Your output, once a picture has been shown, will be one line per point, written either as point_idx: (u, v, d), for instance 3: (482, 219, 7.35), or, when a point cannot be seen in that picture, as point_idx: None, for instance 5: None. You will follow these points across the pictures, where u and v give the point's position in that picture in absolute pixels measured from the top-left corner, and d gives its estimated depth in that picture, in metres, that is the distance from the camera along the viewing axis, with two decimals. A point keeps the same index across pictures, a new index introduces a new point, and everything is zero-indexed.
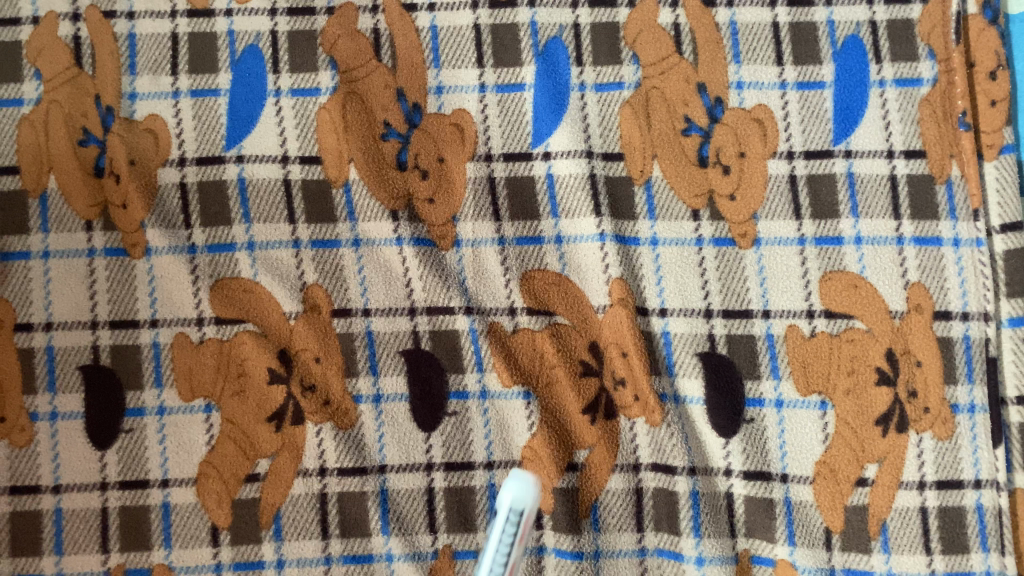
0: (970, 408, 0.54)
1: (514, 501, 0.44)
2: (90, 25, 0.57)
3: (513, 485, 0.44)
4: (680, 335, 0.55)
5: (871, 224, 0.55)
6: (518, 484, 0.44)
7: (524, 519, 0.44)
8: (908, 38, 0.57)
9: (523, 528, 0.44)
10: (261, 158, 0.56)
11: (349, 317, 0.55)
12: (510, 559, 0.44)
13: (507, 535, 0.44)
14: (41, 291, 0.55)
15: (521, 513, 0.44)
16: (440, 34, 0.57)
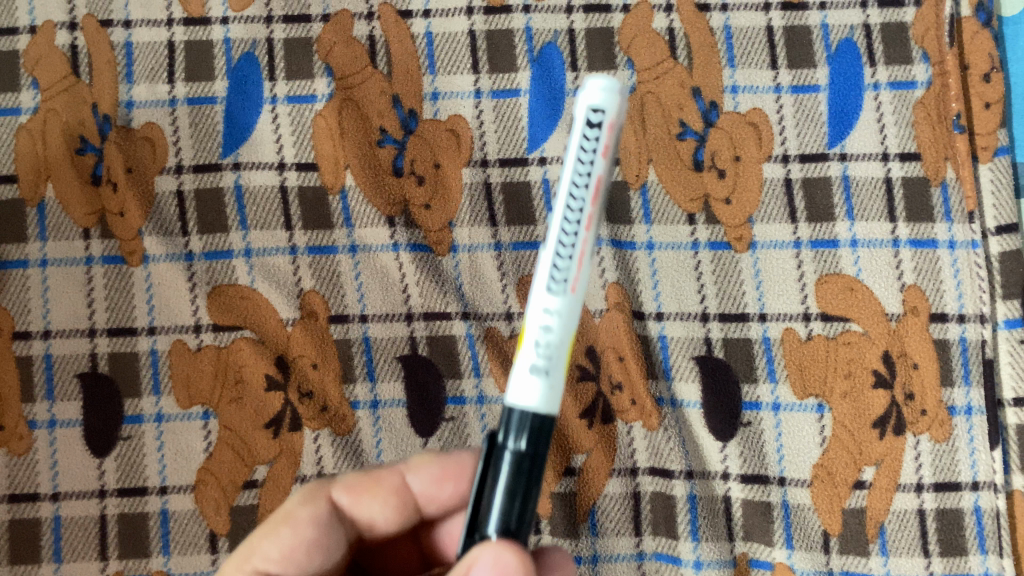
0: (967, 410, 0.54)
1: (591, 105, 0.34)
2: (87, 34, 0.58)
3: (600, 79, 0.34)
4: (677, 339, 0.55)
5: (866, 227, 0.55)
6: (598, 78, 0.34)
7: (608, 127, 0.34)
8: (902, 40, 0.57)
9: (607, 139, 0.34)
10: (258, 165, 0.56)
11: (346, 323, 0.55)
12: (594, 172, 0.34)
13: (572, 140, 0.34)
14: (39, 299, 0.55)
15: (604, 117, 0.34)
16: (435, 40, 0.58)
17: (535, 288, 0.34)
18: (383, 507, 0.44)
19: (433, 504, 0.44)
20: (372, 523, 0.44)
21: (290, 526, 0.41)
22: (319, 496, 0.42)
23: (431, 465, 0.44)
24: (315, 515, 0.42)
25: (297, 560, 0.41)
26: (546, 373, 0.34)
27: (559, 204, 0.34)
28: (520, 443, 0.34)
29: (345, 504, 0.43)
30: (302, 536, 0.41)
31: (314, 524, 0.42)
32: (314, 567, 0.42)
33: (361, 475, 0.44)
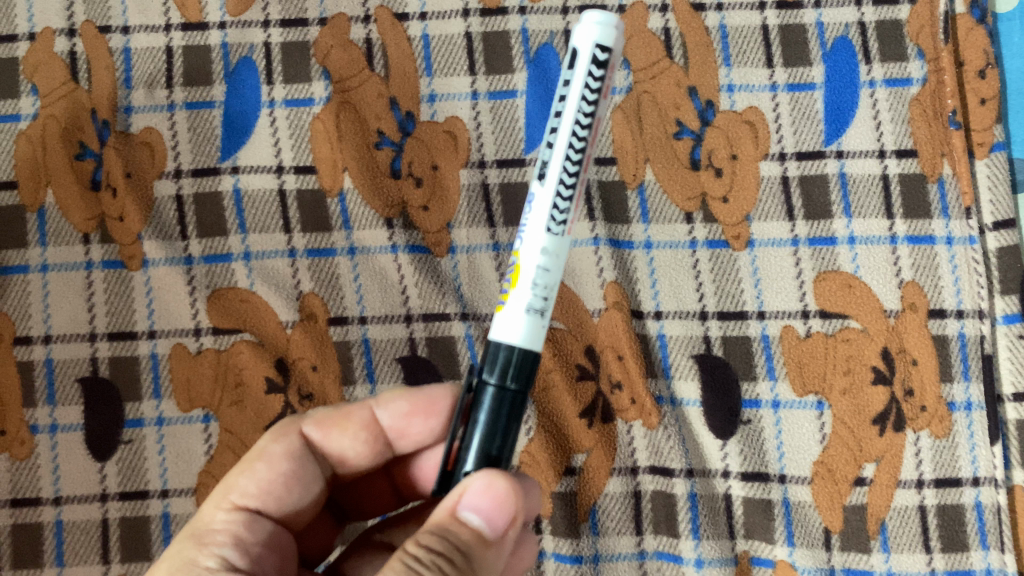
0: (967, 406, 0.54)
1: (596, 42, 0.38)
2: (85, 41, 0.58)
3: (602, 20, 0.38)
4: (675, 338, 0.56)
5: (864, 224, 0.55)
6: (598, 26, 0.38)
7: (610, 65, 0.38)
8: (897, 38, 0.57)
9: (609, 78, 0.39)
10: (257, 169, 0.57)
11: (345, 325, 0.56)
12: (592, 115, 0.39)
13: (564, 85, 0.39)
14: (40, 304, 0.56)
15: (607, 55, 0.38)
16: (432, 42, 0.58)
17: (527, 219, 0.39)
18: (353, 443, 0.46)
19: (403, 438, 0.46)
20: (345, 459, 0.46)
21: (265, 461, 0.43)
22: (291, 428, 0.44)
23: (399, 401, 0.45)
24: (289, 449, 0.44)
25: (275, 493, 0.43)
26: (540, 308, 0.38)
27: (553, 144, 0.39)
28: (502, 373, 0.38)
29: (316, 439, 0.45)
30: (278, 470, 0.43)
31: (290, 457, 0.44)
32: (293, 499, 0.44)
33: (332, 409, 0.45)
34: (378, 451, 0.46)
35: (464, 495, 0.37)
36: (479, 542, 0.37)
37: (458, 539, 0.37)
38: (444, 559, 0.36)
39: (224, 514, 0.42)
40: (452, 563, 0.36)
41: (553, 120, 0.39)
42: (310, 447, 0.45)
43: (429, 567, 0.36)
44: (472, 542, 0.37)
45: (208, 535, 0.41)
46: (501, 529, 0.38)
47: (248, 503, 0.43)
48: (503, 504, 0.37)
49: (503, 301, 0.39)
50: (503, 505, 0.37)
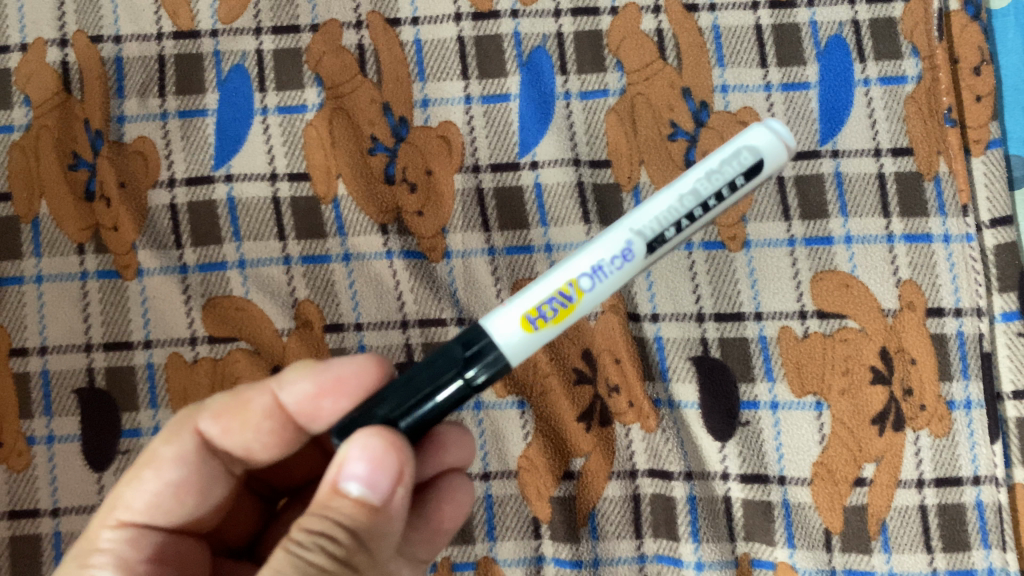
0: (966, 404, 0.54)
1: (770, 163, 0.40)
2: (77, 50, 0.58)
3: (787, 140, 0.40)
4: (673, 340, 0.55)
5: (860, 223, 0.55)
6: (777, 141, 0.40)
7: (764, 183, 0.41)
8: (891, 36, 0.57)
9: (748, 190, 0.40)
10: (250, 176, 0.56)
11: (341, 332, 0.55)
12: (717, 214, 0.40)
13: (741, 176, 0.39)
14: (35, 315, 0.56)
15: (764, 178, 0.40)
16: (424, 47, 0.58)
17: (610, 271, 0.39)
18: (257, 435, 0.45)
19: (314, 420, 0.45)
20: (251, 452, 0.45)
21: (153, 468, 0.43)
22: (184, 429, 0.43)
23: (303, 381, 0.44)
24: (180, 453, 0.43)
25: (164, 506, 0.43)
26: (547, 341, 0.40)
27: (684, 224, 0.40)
28: (480, 377, 0.38)
29: (215, 434, 0.44)
30: (166, 480, 0.43)
31: (179, 464, 0.43)
32: (186, 508, 0.44)
33: (230, 399, 0.44)
34: (288, 438, 0.45)
35: (343, 468, 0.37)
36: (365, 511, 0.37)
37: (340, 515, 0.37)
38: (326, 538, 0.37)
39: (109, 534, 0.42)
40: (335, 542, 0.37)
41: (704, 200, 0.39)
42: (207, 443, 0.44)
43: (314, 550, 0.36)
44: (356, 514, 0.37)
45: (91, 555, 0.41)
46: (386, 492, 0.37)
47: (133, 519, 0.42)
48: (381, 466, 0.36)
49: (534, 323, 0.38)
50: (382, 468, 0.36)
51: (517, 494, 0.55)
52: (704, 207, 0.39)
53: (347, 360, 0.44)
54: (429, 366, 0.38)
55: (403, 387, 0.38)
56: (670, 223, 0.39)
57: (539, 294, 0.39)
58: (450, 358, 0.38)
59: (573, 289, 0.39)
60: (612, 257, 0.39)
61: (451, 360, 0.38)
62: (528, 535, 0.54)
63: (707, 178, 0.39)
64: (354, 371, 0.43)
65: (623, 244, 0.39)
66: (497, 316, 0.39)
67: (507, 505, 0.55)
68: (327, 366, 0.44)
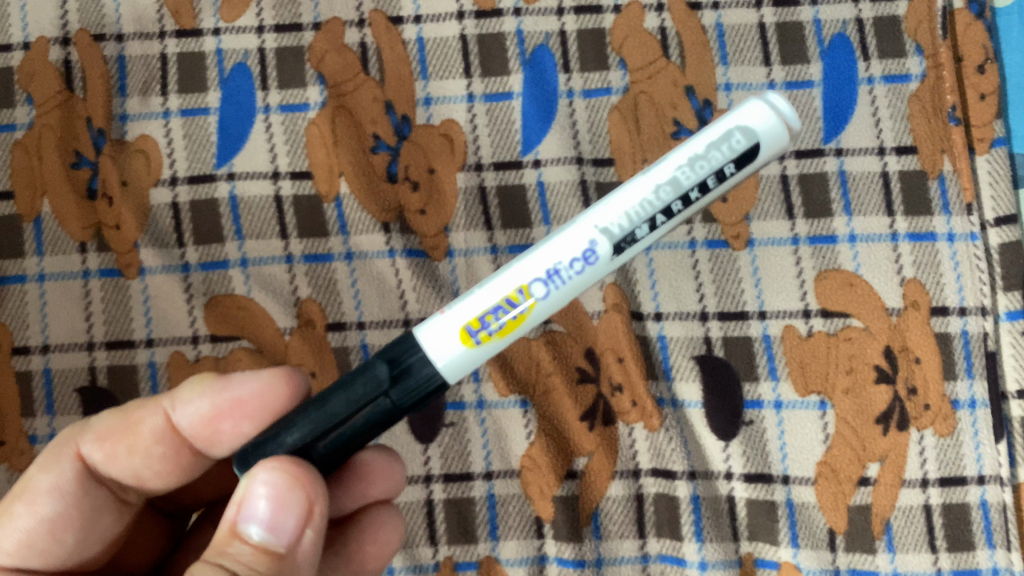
0: (970, 404, 0.54)
1: (764, 152, 0.39)
2: (80, 49, 0.58)
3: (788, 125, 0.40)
4: (676, 339, 0.55)
5: (864, 221, 0.55)
6: (776, 123, 0.39)
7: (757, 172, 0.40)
8: (895, 34, 0.57)
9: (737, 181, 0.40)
10: (252, 175, 0.56)
11: (343, 331, 0.55)
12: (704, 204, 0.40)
13: (730, 164, 0.39)
14: (37, 314, 0.55)
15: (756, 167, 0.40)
16: (427, 45, 0.58)
17: (567, 277, 0.38)
18: (146, 461, 0.46)
19: (211, 442, 0.47)
20: (140, 479, 0.47)
21: (25, 501, 0.44)
22: (64, 456, 0.45)
23: (200, 402, 0.45)
24: (56, 484, 0.44)
25: (38, 546, 0.43)
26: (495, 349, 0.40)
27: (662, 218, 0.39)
28: (402, 398, 0.37)
29: (98, 461, 0.45)
30: (39, 516, 0.44)
31: (55, 496, 0.44)
32: (69, 544, 0.44)
33: (117, 422, 0.46)
34: (184, 463, 0.47)
35: (245, 507, 0.37)
36: (264, 559, 0.37)
37: (236, 561, 0.37)
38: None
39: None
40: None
41: (685, 192, 0.39)
42: (90, 471, 0.45)
43: None
44: (253, 561, 0.37)
45: None
46: (287, 536, 0.38)
47: (3, 562, 0.43)
48: (285, 503, 0.36)
49: (474, 336, 0.38)
50: (284, 507, 0.37)
51: (520, 494, 0.54)
52: (683, 200, 0.39)
53: (247, 379, 0.45)
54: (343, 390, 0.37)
55: (315, 412, 0.38)
56: (642, 221, 0.39)
57: (483, 304, 0.38)
58: (371, 380, 0.37)
59: (523, 296, 0.38)
60: (570, 261, 0.38)
61: (373, 380, 0.37)
62: (530, 534, 0.54)
63: (690, 165, 0.39)
64: (253, 392, 0.44)
65: (586, 245, 0.38)
66: (438, 324, 0.38)
67: (510, 504, 0.54)
68: (226, 386, 0.45)
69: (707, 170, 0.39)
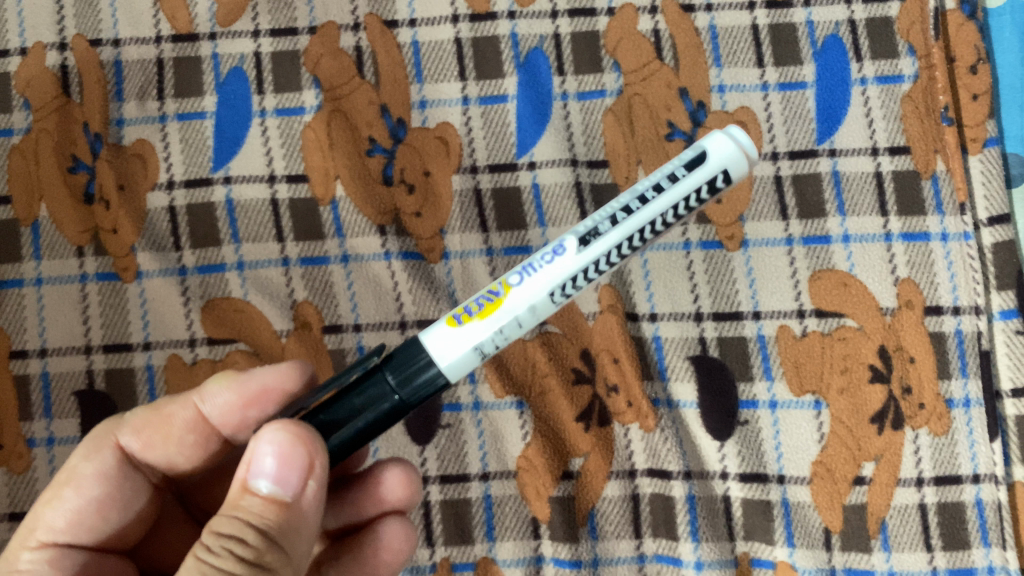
0: (965, 403, 0.54)
1: (723, 160, 0.41)
2: (77, 54, 0.58)
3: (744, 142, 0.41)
4: (671, 339, 0.55)
5: (858, 222, 0.55)
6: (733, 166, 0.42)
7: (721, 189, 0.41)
8: (887, 35, 0.57)
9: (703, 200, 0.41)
10: (249, 179, 0.57)
11: (339, 333, 0.55)
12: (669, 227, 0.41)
13: (682, 167, 0.41)
14: (35, 318, 0.56)
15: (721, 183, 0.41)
16: (422, 49, 0.58)
17: (539, 266, 0.40)
18: (179, 448, 0.47)
19: (238, 431, 0.48)
20: (173, 465, 0.48)
21: (74, 486, 0.44)
22: (104, 445, 0.45)
23: (226, 394, 0.46)
24: (101, 470, 0.45)
25: (86, 524, 0.44)
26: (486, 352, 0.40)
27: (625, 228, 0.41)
28: (401, 382, 0.39)
29: (136, 449, 0.46)
30: (87, 497, 0.44)
31: (100, 480, 0.45)
32: (110, 524, 0.45)
33: (150, 415, 0.46)
34: (213, 449, 0.48)
35: (253, 465, 0.38)
36: (274, 509, 0.38)
37: (249, 516, 0.38)
38: (235, 539, 0.37)
39: (30, 554, 0.43)
40: (244, 543, 0.37)
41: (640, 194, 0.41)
42: (129, 458, 0.46)
43: (221, 554, 0.36)
44: (265, 512, 0.38)
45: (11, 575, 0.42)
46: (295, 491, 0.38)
47: (56, 538, 0.43)
48: (290, 459, 0.38)
49: (458, 318, 0.40)
50: (291, 462, 0.38)
51: (516, 495, 0.55)
52: (641, 199, 0.41)
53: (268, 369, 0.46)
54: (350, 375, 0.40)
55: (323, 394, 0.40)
56: (604, 217, 0.41)
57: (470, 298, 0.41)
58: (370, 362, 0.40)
59: (501, 284, 0.40)
60: (544, 255, 0.40)
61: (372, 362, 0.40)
62: (527, 535, 0.54)
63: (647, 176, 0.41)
64: (275, 379, 0.46)
65: (556, 243, 0.41)
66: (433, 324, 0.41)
67: (507, 505, 0.55)
68: (249, 377, 0.46)
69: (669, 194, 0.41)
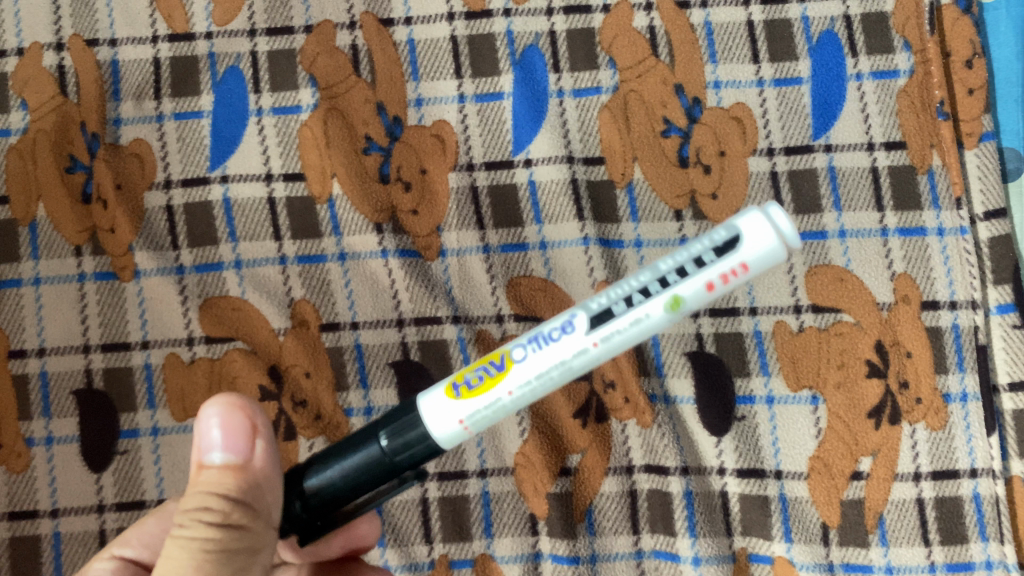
0: (962, 397, 0.54)
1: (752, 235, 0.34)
2: (73, 54, 0.58)
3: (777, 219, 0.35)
4: (668, 336, 0.55)
5: (854, 217, 0.55)
6: (774, 233, 0.34)
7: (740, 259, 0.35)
8: (882, 30, 0.57)
9: (728, 271, 0.35)
10: (246, 177, 0.57)
11: (337, 331, 0.56)
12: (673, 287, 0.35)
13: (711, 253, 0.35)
14: (33, 317, 0.56)
15: (742, 257, 0.35)
16: (418, 47, 0.58)
17: (547, 338, 0.36)
18: None
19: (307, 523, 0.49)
20: None
21: (156, 517, 0.46)
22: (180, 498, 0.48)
23: None
24: None
25: (154, 547, 0.46)
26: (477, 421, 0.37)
27: (641, 303, 0.36)
28: (396, 446, 0.37)
29: None
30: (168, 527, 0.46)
31: None
32: None
33: None
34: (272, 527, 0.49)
35: (202, 442, 0.38)
36: (231, 474, 0.37)
37: (211, 488, 0.37)
38: (203, 509, 0.36)
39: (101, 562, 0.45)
40: (211, 510, 0.36)
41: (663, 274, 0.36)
42: None
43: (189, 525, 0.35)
44: (224, 480, 0.37)
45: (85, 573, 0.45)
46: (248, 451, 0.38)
47: (125, 553, 0.46)
48: (231, 421, 0.38)
49: (456, 389, 0.37)
50: (234, 425, 0.38)
51: (514, 491, 0.55)
52: (661, 282, 0.36)
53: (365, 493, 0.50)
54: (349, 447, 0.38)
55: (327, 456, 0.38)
56: (619, 298, 0.36)
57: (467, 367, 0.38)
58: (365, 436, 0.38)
59: (504, 358, 0.37)
60: (552, 328, 0.36)
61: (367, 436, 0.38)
62: (525, 531, 0.55)
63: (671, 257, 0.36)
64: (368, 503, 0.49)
65: (565, 319, 0.36)
66: (431, 398, 0.38)
67: (505, 502, 0.55)
68: None
69: (686, 259, 0.36)
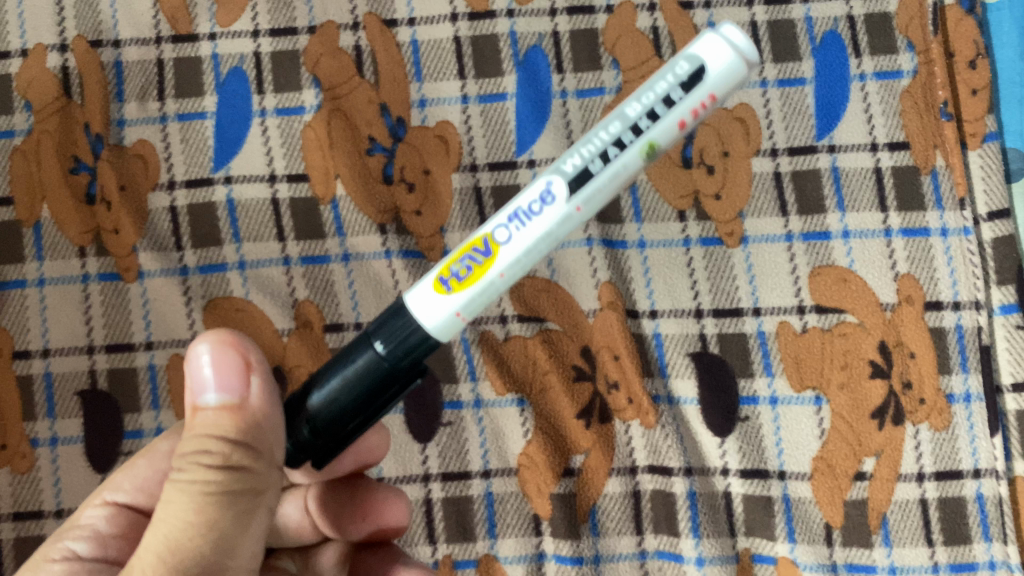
0: (965, 398, 0.54)
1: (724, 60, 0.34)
2: (77, 55, 0.58)
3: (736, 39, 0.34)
4: (671, 336, 0.55)
5: (857, 218, 0.55)
6: (731, 48, 0.34)
7: (706, 96, 0.34)
8: (886, 30, 0.57)
9: (699, 105, 0.34)
10: (249, 178, 0.57)
11: (341, 332, 0.56)
12: (647, 132, 0.34)
13: (677, 90, 0.34)
14: (38, 318, 0.56)
15: (709, 91, 0.34)
16: (421, 48, 0.58)
17: (529, 214, 0.35)
18: None
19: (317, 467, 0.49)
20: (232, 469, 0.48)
21: (148, 457, 0.45)
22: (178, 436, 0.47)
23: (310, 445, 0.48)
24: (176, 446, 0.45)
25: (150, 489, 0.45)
26: (471, 308, 0.36)
27: (617, 155, 0.35)
28: (394, 351, 0.36)
29: None
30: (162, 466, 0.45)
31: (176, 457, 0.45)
32: None
33: None
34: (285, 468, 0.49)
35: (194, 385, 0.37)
36: (230, 414, 0.36)
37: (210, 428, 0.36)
38: (202, 453, 0.35)
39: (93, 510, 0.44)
40: (210, 454, 0.35)
41: (636, 122, 0.34)
42: None
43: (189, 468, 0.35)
44: (223, 422, 0.36)
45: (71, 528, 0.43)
46: (245, 390, 0.37)
47: (117, 498, 0.44)
48: (224, 362, 0.37)
49: (446, 284, 0.36)
50: (228, 366, 0.37)
51: (518, 492, 0.55)
52: (633, 130, 0.34)
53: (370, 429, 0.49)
54: (342, 359, 0.36)
55: (326, 368, 0.36)
56: (594, 156, 0.35)
57: (450, 257, 0.36)
58: (363, 340, 0.36)
59: (488, 244, 0.35)
60: (531, 202, 0.35)
61: (364, 339, 0.36)
62: (528, 531, 0.55)
63: (636, 98, 0.35)
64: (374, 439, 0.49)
65: (543, 188, 0.35)
66: (417, 292, 0.36)
67: (508, 502, 0.55)
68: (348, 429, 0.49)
69: (654, 101, 0.34)
